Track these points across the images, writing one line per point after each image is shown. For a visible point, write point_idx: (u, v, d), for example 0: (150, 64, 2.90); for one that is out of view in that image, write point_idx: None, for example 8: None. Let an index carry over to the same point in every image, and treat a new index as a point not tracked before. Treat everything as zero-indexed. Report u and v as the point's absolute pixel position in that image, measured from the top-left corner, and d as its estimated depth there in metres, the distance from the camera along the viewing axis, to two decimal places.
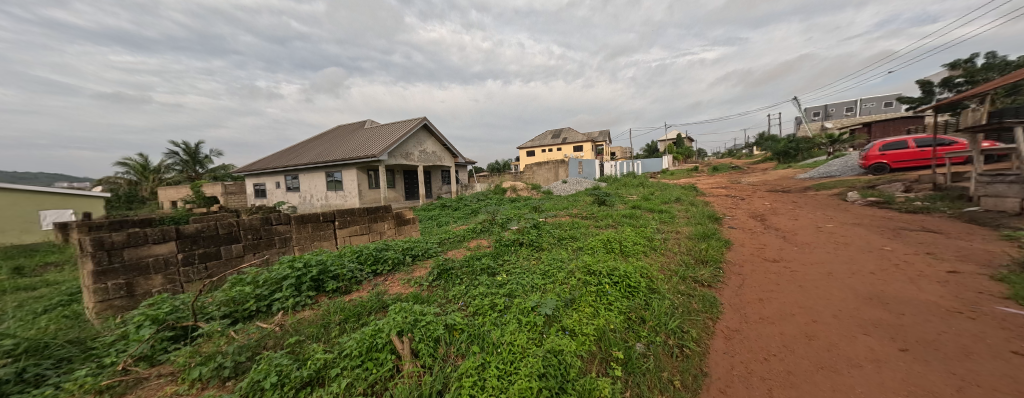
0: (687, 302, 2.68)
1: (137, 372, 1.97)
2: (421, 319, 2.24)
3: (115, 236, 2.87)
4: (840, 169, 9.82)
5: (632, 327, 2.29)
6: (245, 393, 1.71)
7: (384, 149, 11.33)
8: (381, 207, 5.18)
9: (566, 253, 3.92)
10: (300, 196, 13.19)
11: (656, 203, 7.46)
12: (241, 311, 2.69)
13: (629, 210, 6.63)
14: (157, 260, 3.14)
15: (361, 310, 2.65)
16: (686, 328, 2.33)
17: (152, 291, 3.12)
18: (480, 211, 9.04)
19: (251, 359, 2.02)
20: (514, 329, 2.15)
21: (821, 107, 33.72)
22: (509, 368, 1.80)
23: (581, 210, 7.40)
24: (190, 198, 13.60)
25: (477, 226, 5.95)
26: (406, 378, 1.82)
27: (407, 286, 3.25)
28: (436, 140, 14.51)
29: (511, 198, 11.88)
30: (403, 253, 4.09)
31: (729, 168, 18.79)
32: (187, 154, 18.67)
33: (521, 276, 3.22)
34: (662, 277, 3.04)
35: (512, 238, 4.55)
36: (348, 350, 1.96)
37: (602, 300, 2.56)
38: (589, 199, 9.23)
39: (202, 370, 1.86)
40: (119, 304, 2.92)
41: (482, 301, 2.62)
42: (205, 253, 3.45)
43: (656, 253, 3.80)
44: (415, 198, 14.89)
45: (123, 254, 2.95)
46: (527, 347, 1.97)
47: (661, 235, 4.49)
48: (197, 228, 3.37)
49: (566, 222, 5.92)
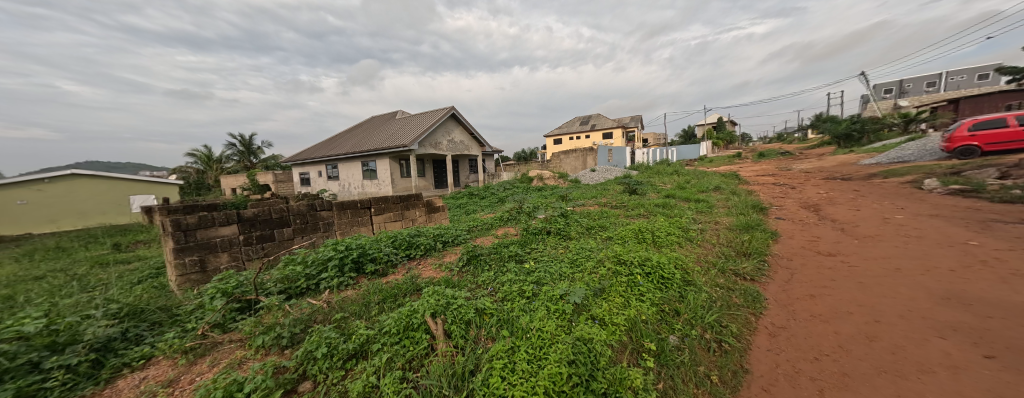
0: (726, 297, 2.54)
1: (213, 337, 2.26)
2: (453, 302, 2.34)
3: (188, 218, 3.26)
4: (916, 153, 8.62)
5: (666, 319, 2.23)
6: (300, 360, 1.90)
7: (414, 139, 11.70)
8: (413, 196, 5.39)
9: (595, 243, 3.85)
10: (339, 184, 14.05)
11: (693, 192, 7.06)
12: (294, 288, 2.96)
13: (663, 199, 6.34)
14: (223, 240, 3.52)
15: (397, 291, 2.81)
16: (725, 323, 2.22)
17: (220, 268, 3.51)
18: (507, 200, 9.09)
19: (304, 331, 2.24)
20: (543, 315, 2.19)
21: (894, 83, 29.53)
22: (539, 353, 1.83)
23: (610, 199, 7.19)
24: (247, 186, 15.02)
25: (504, 214, 6.00)
26: (440, 356, 1.92)
27: (439, 270, 3.39)
28: (465, 129, 14.68)
29: (538, 187, 11.82)
30: (434, 239, 4.25)
31: (778, 154, 17.21)
32: (243, 145, 20.48)
33: (548, 264, 3.24)
34: (698, 270, 2.90)
35: (539, 226, 4.54)
36: (388, 328, 2.10)
37: (633, 290, 2.50)
38: (619, 188, 8.93)
39: (265, 338, 2.09)
40: (195, 278, 3.34)
41: (511, 288, 2.67)
42: (261, 235, 3.82)
43: (692, 244, 3.62)
44: (444, 186, 15.30)
45: (196, 234, 3.34)
46: (556, 333, 1.99)
47: (698, 226, 4.25)
48: (254, 213, 3.72)
49: (595, 212, 5.80)
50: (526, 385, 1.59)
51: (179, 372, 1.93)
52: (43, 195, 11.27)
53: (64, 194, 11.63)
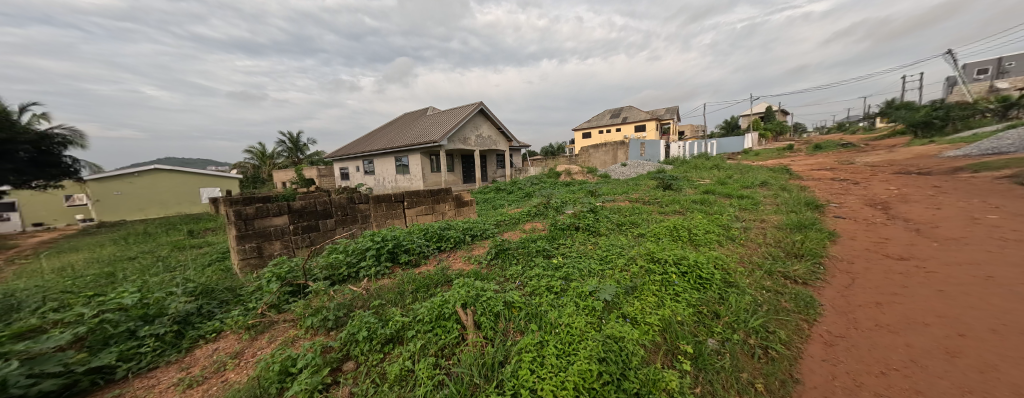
0: (774, 300, 2.35)
1: (270, 316, 2.50)
2: (482, 294, 2.40)
3: (246, 209, 3.60)
4: (1017, 143, 7.34)
5: (703, 322, 2.11)
6: (344, 342, 2.05)
7: (444, 134, 12.00)
8: (442, 190, 5.55)
9: (626, 240, 3.73)
10: (375, 178, 14.80)
11: (735, 187, 6.58)
12: (337, 275, 3.19)
13: (701, 195, 5.96)
14: (277, 229, 3.86)
15: (429, 282, 2.93)
16: (772, 328, 2.05)
17: (275, 254, 3.87)
18: (534, 195, 9.06)
19: (347, 315, 2.41)
20: (572, 311, 2.18)
21: (991, 61, 25.21)
22: (568, 349, 1.82)
23: (642, 195, 6.91)
24: (295, 180, 16.32)
25: (531, 209, 5.98)
26: (471, 345, 1.98)
27: (468, 262, 3.48)
28: (493, 124, 14.76)
29: (566, 182, 11.62)
30: (464, 233, 4.36)
31: (837, 146, 15.48)
32: (292, 142, 22.18)
33: (577, 260, 3.21)
34: (741, 271, 2.71)
35: (567, 222, 4.47)
36: (421, 316, 2.20)
37: (668, 290, 2.40)
38: (652, 182, 8.55)
39: (314, 320, 2.28)
40: (254, 263, 3.71)
41: (539, 283, 2.68)
42: (308, 225, 4.14)
43: (734, 243, 3.39)
44: (472, 181, 15.57)
45: (254, 224, 3.69)
46: (586, 330, 1.97)
47: (741, 224, 3.96)
48: (302, 204, 4.04)
49: (626, 208, 5.60)
50: (556, 380, 1.59)
51: (244, 345, 2.17)
52: (133, 187, 13.11)
53: (148, 186, 13.42)
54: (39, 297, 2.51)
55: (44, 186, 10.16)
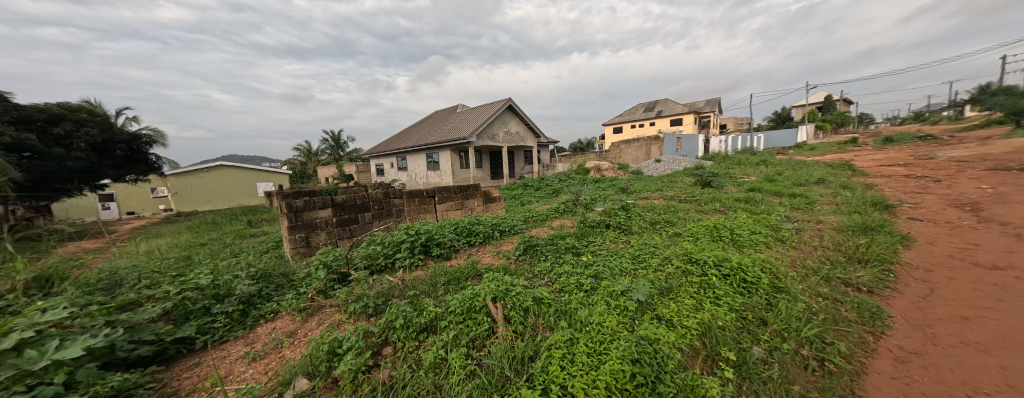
0: (831, 308, 2.14)
1: (318, 301, 2.72)
2: (512, 289, 2.44)
3: (296, 202, 3.92)
4: None
5: (748, 328, 1.97)
6: (383, 328, 2.18)
7: (473, 131, 12.20)
8: (472, 186, 5.65)
9: (660, 239, 3.58)
10: (408, 174, 15.41)
11: (786, 185, 6.04)
12: (376, 265, 3.37)
13: (746, 193, 5.54)
14: (322, 221, 4.17)
15: (460, 275, 3.01)
16: (830, 339, 1.86)
17: (320, 244, 4.18)
18: (563, 192, 8.95)
19: (384, 303, 2.55)
20: (603, 310, 2.14)
21: None
22: (599, 348, 1.80)
23: (679, 192, 6.57)
24: (336, 176, 17.45)
25: (560, 206, 5.91)
26: (501, 338, 2.02)
27: (497, 257, 3.54)
28: (522, 120, 14.74)
29: (595, 179, 11.35)
30: (493, 228, 4.42)
31: (912, 139, 13.62)
32: (334, 140, 23.68)
33: (607, 258, 3.14)
34: (792, 276, 2.50)
35: (598, 219, 4.37)
36: (453, 307, 2.27)
37: (708, 293, 2.28)
38: (690, 179, 8.09)
39: (356, 306, 2.45)
40: (303, 251, 4.04)
41: (568, 280, 2.66)
42: (349, 218, 4.41)
43: (784, 246, 3.12)
44: (501, 178, 15.70)
45: (302, 216, 4.00)
46: (617, 330, 1.93)
47: (792, 225, 3.63)
48: (343, 198, 4.31)
49: (660, 205, 5.36)
50: (587, 378, 1.57)
51: (297, 326, 2.38)
52: (203, 181, 14.76)
53: (215, 180, 15.05)
54: (135, 275, 2.94)
55: (135, 180, 11.78)
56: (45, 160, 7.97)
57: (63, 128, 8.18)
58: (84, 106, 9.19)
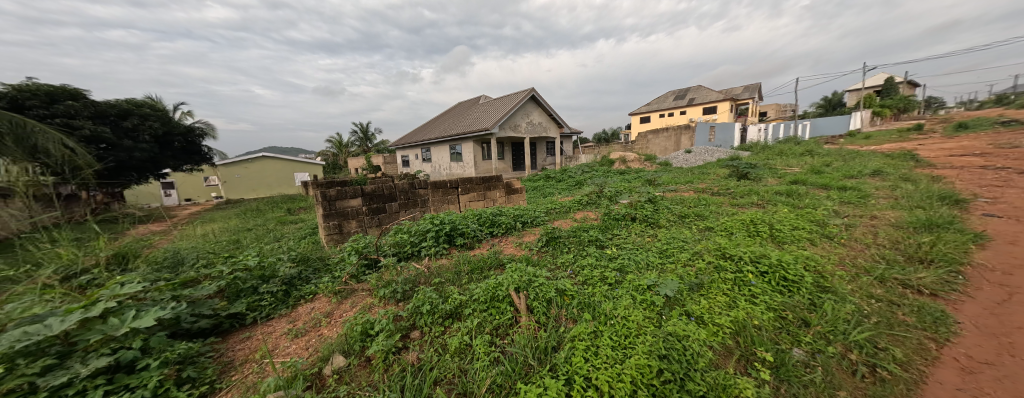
0: (886, 311, 1.96)
1: (351, 285, 2.87)
2: (535, 280, 2.45)
3: (330, 191, 4.12)
4: None
5: (787, 329, 1.85)
6: (411, 312, 2.27)
7: (496, 122, 12.19)
8: (494, 177, 5.68)
9: (691, 233, 3.43)
10: (432, 165, 15.73)
11: (834, 177, 5.53)
12: (403, 252, 3.49)
13: (787, 186, 5.15)
14: (353, 210, 4.36)
15: (483, 264, 3.07)
16: (884, 344, 1.70)
17: (352, 231, 4.40)
18: (586, 183, 8.79)
19: (411, 289, 2.65)
20: (628, 304, 2.10)
21: None
22: (624, 341, 1.77)
23: (711, 184, 6.23)
24: (365, 167, 18.18)
25: (583, 198, 5.80)
26: (524, 328, 2.04)
27: (519, 248, 3.55)
28: (545, 111, 14.53)
29: (620, 170, 11.03)
30: (515, 219, 4.44)
31: (992, 125, 11.99)
32: (363, 132, 24.56)
33: (633, 252, 3.05)
34: (840, 275, 2.31)
35: (623, 212, 4.26)
36: (477, 296, 2.32)
37: (743, 290, 2.17)
38: (723, 171, 7.64)
39: (385, 291, 2.56)
40: (336, 238, 4.27)
41: (592, 273, 2.63)
42: (377, 207, 4.59)
43: (831, 243, 2.88)
44: (523, 169, 15.66)
45: (335, 204, 4.21)
46: (644, 325, 1.89)
47: (841, 220, 3.34)
48: (372, 188, 4.49)
49: (690, 198, 5.12)
50: (611, 370, 1.56)
51: (333, 307, 2.54)
52: (247, 171, 15.93)
53: (257, 170, 16.19)
54: (193, 254, 3.25)
55: (191, 169, 12.91)
56: (117, 151, 8.87)
57: (131, 122, 9.07)
58: (148, 102, 10.15)
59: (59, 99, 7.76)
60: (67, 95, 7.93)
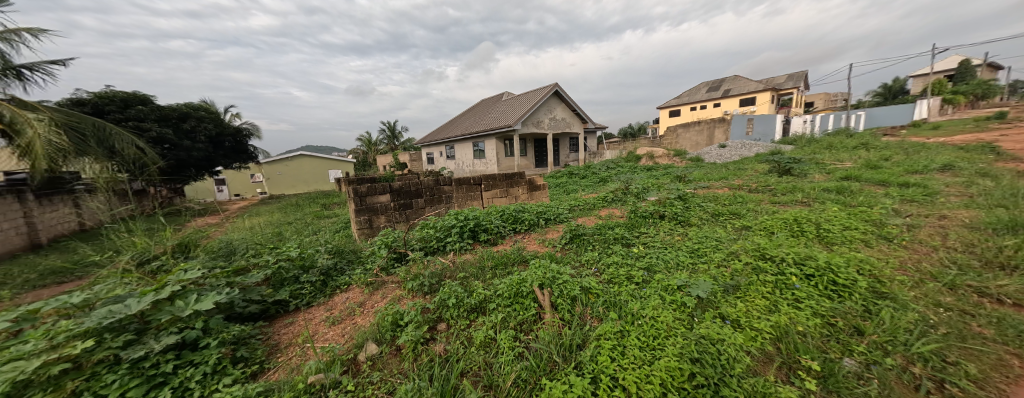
0: (957, 321, 1.75)
1: (381, 277, 2.99)
2: (559, 277, 2.44)
3: (361, 187, 4.32)
4: None
5: (837, 337, 1.71)
6: (438, 305, 2.33)
7: (519, 118, 12.18)
8: (516, 174, 5.69)
9: (725, 232, 3.25)
10: (456, 162, 16.00)
11: (894, 173, 5.00)
12: (430, 247, 3.58)
13: (837, 183, 4.74)
14: (382, 205, 4.54)
15: (507, 260, 3.10)
16: (954, 358, 1.52)
17: (381, 225, 4.58)
18: (611, 180, 8.56)
19: (437, 283, 2.72)
20: (657, 304, 2.04)
21: None
22: (653, 342, 1.72)
23: (748, 181, 5.85)
24: (393, 164, 18.84)
25: (608, 195, 5.67)
26: (548, 324, 2.04)
27: (543, 245, 3.54)
28: (569, 106, 14.29)
29: (648, 166, 10.65)
30: (538, 216, 4.42)
31: None
32: (390, 130, 25.44)
33: (662, 251, 2.95)
34: (900, 281, 2.10)
35: (650, 209, 4.12)
36: (501, 291, 2.35)
37: (785, 294, 2.03)
38: (763, 167, 7.15)
39: (413, 284, 2.65)
40: (367, 232, 4.47)
41: (618, 271, 2.57)
42: (404, 203, 4.75)
43: (890, 245, 2.62)
44: (545, 165, 15.55)
45: (365, 200, 4.40)
46: (674, 326, 1.82)
47: (902, 221, 3.02)
48: (400, 185, 4.65)
49: (724, 195, 4.84)
50: (639, 371, 1.52)
51: (366, 297, 2.67)
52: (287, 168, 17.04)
53: (296, 168, 17.29)
54: (244, 245, 3.54)
55: (239, 167, 14.03)
56: (178, 150, 9.83)
57: (190, 123, 9.98)
58: (203, 106, 11.12)
59: (130, 104, 8.69)
60: (138, 100, 8.86)
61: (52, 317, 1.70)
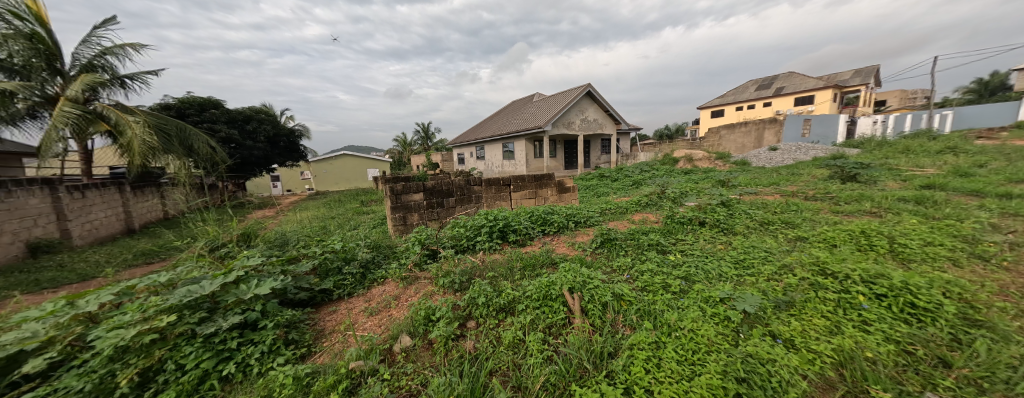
0: None
1: (415, 272, 3.11)
2: (589, 282, 2.38)
3: (397, 186, 4.51)
4: None
5: (915, 368, 1.48)
6: (468, 302, 2.37)
7: (550, 119, 12.10)
8: (546, 175, 5.64)
9: (777, 243, 2.98)
10: (486, 163, 16.23)
11: (992, 183, 4.28)
12: (460, 245, 3.66)
13: (916, 191, 4.16)
14: (416, 203, 4.72)
15: (536, 262, 3.08)
16: None
17: (415, 223, 4.76)
18: (645, 183, 8.21)
19: (467, 281, 2.77)
20: (696, 316, 1.92)
21: None
22: (692, 357, 1.62)
23: (803, 188, 5.33)
24: (427, 164, 19.53)
25: (642, 198, 5.45)
26: (577, 329, 2.00)
27: (572, 248, 3.47)
28: (602, 106, 13.95)
29: (686, 169, 10.07)
30: (568, 218, 4.36)
31: None
32: (424, 131, 26.40)
33: (702, 260, 2.77)
34: (1001, 308, 1.78)
35: (689, 215, 3.89)
36: (530, 293, 2.34)
37: (849, 315, 1.82)
38: (822, 172, 6.46)
39: (445, 281, 2.71)
40: (401, 228, 4.66)
41: (652, 279, 2.46)
42: (436, 202, 4.90)
43: (986, 265, 2.24)
44: (575, 167, 15.30)
45: (400, 198, 4.60)
46: (716, 341, 1.71)
47: (1003, 238, 2.58)
48: (432, 184, 4.81)
49: (774, 203, 4.45)
50: (677, 387, 1.44)
51: (400, 291, 2.79)
52: (331, 167, 18.30)
53: (339, 166, 18.53)
54: (295, 237, 3.86)
55: (291, 165, 15.32)
56: (241, 149, 10.95)
57: (251, 125, 11.06)
58: (263, 109, 12.29)
59: (206, 108, 9.83)
60: (211, 104, 9.98)
61: (144, 292, 1.97)
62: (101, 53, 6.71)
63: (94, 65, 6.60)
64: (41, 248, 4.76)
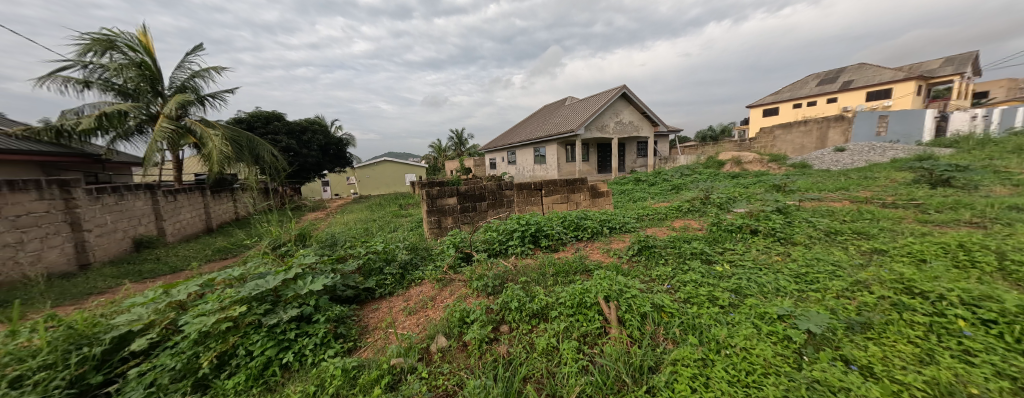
0: None
1: (450, 274, 3.18)
2: (626, 291, 2.28)
3: (432, 190, 4.68)
4: None
5: None
6: (501, 306, 2.38)
7: (583, 123, 11.90)
8: (578, 179, 5.55)
9: (846, 256, 2.63)
10: (518, 168, 16.30)
11: None
12: (493, 248, 3.70)
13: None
14: (450, 207, 4.86)
15: (569, 268, 3.01)
16: None
17: (449, 226, 4.90)
18: (686, 188, 7.73)
19: (500, 285, 2.79)
20: (749, 333, 1.76)
21: None
22: (746, 379, 1.48)
23: (879, 193, 4.67)
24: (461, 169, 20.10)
25: (683, 204, 5.13)
26: (613, 340, 1.92)
27: (607, 255, 3.36)
28: (638, 108, 13.44)
29: (733, 173, 9.34)
30: (602, 224, 4.24)
31: None
32: (458, 137, 27.25)
33: (755, 272, 2.53)
34: None
35: (738, 222, 3.60)
36: (564, 300, 2.30)
37: (946, 343, 1.55)
38: (904, 176, 5.63)
39: (479, 284, 2.75)
40: (436, 231, 4.82)
41: (696, 291, 2.30)
42: (468, 206, 5.01)
43: None
44: (609, 171, 14.87)
45: (435, 201, 4.76)
46: (775, 363, 1.54)
47: None
48: (466, 188, 4.93)
49: (841, 210, 3.95)
50: None
51: (436, 292, 2.88)
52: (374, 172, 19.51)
53: (380, 172, 19.72)
54: (342, 238, 4.17)
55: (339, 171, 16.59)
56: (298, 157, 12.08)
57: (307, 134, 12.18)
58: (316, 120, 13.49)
59: (270, 120, 11.03)
60: (274, 117, 11.17)
61: (221, 285, 2.24)
62: (191, 76, 7.82)
63: (186, 86, 7.70)
64: (144, 244, 5.60)
